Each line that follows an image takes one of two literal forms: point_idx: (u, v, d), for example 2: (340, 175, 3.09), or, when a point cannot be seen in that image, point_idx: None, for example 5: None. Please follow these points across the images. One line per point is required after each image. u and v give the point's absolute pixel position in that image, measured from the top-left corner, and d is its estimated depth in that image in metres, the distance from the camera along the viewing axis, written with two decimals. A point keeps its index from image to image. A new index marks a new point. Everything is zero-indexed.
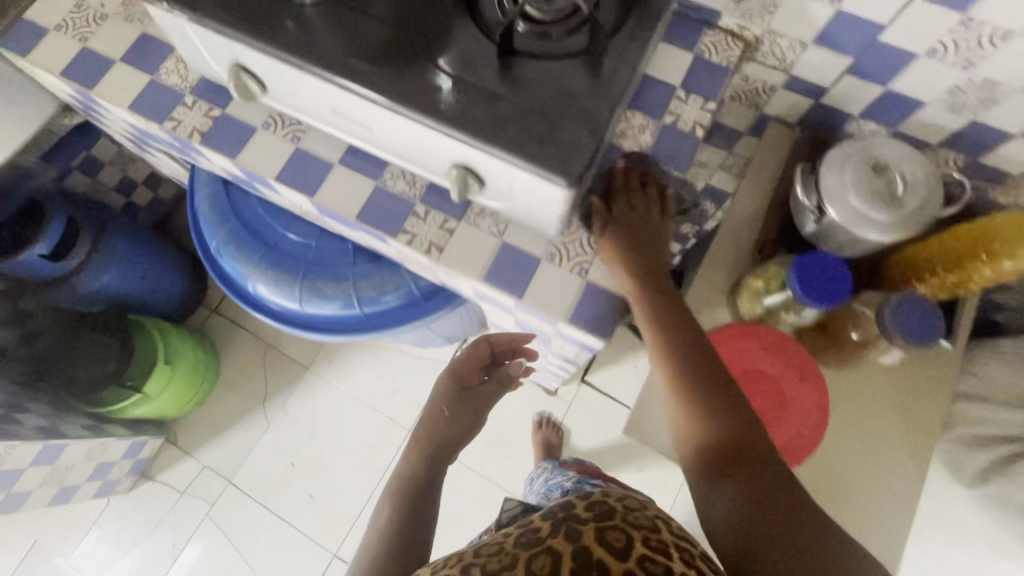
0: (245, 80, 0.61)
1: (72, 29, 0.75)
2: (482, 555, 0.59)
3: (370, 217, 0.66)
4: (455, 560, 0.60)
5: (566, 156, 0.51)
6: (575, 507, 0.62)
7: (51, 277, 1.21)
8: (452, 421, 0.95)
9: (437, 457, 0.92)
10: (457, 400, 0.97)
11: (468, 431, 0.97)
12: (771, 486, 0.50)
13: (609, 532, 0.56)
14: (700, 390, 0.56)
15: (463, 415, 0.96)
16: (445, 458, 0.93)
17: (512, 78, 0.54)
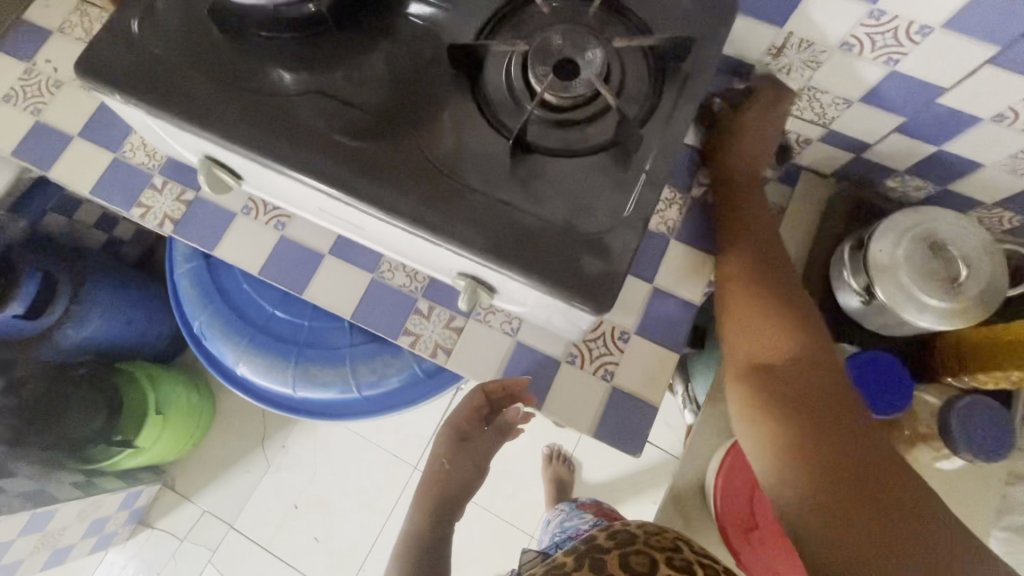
0: (218, 174, 0.53)
1: (22, 99, 0.66)
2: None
3: (367, 315, 0.59)
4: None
5: (594, 281, 0.44)
6: (598, 539, 0.60)
7: (29, 333, 1.11)
8: (450, 478, 0.72)
9: (437, 522, 0.72)
10: (455, 455, 0.72)
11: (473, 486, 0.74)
12: (826, 414, 0.48)
13: (632, 557, 0.53)
14: (779, 309, 0.53)
15: (464, 469, 0.72)
16: (450, 519, 0.73)
17: (527, 180, 0.47)
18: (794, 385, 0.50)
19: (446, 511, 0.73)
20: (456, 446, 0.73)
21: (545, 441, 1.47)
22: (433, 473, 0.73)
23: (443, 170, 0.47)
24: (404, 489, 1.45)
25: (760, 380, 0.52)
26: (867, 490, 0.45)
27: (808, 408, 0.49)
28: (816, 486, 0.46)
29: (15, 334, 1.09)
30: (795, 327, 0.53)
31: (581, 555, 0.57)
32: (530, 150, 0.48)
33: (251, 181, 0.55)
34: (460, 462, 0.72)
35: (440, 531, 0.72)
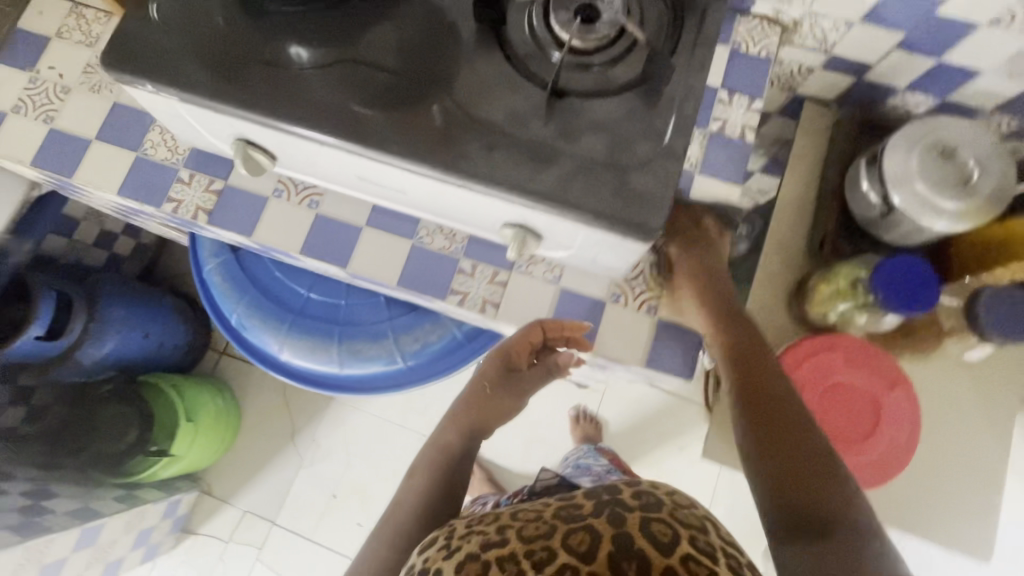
0: (255, 157, 0.54)
1: (33, 108, 0.66)
2: (518, 519, 0.51)
3: (412, 280, 0.61)
4: (489, 520, 0.53)
5: (642, 208, 0.46)
6: (622, 489, 0.52)
7: (54, 355, 1.14)
8: (490, 403, 0.73)
9: (471, 437, 0.73)
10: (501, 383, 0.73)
11: (504, 413, 0.76)
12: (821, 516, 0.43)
13: (654, 524, 0.47)
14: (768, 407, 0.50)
15: (505, 396, 0.74)
16: (481, 435, 0.74)
17: (565, 123, 0.48)
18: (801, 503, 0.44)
19: (480, 428, 0.73)
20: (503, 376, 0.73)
21: (570, 403, 1.51)
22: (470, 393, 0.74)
23: (482, 124, 0.48)
24: None
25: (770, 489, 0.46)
26: None
27: (810, 516, 0.43)
28: None
29: (42, 356, 1.12)
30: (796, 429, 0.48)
31: (598, 504, 0.50)
32: (563, 93, 0.49)
33: (287, 159, 0.56)
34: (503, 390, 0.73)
35: (473, 447, 0.73)
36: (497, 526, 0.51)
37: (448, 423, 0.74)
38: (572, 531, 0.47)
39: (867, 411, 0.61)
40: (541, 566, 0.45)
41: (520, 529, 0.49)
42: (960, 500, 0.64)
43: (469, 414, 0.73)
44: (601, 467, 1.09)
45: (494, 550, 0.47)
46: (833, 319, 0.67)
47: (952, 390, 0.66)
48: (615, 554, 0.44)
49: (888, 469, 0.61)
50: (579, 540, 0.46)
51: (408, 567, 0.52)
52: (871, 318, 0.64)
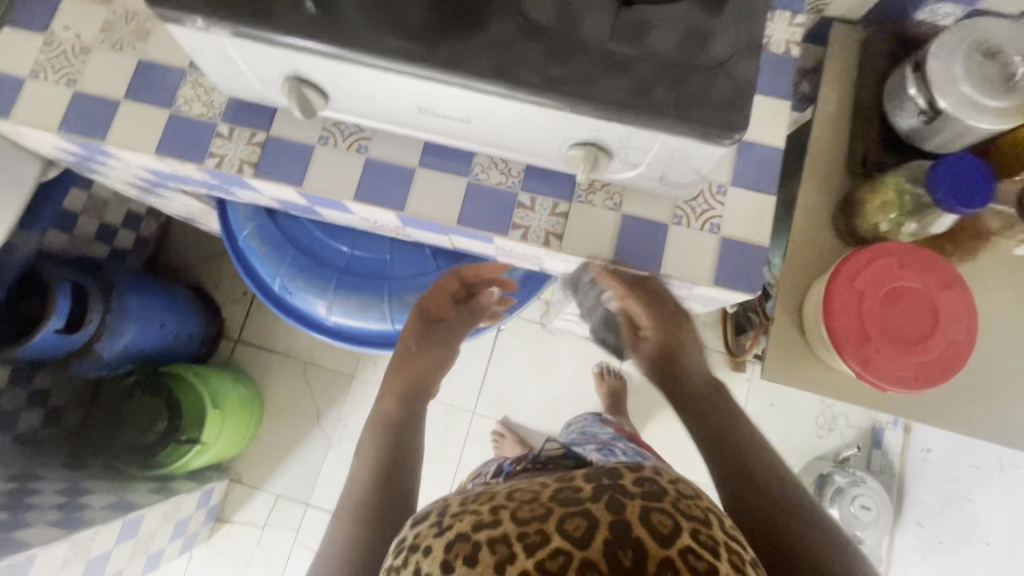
0: (308, 96, 0.53)
1: (52, 72, 0.63)
2: (510, 499, 0.42)
3: (474, 218, 0.60)
4: (483, 498, 0.44)
5: (721, 109, 0.45)
6: (619, 470, 0.44)
7: (71, 347, 1.10)
8: (419, 359, 0.70)
9: (410, 399, 0.68)
10: (424, 336, 0.71)
11: (443, 369, 0.72)
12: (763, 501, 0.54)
13: (655, 515, 0.39)
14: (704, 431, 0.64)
15: (433, 348, 0.71)
16: (425, 395, 0.70)
17: (635, 30, 0.47)
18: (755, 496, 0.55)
19: (421, 388, 0.69)
20: (426, 329, 0.72)
21: (594, 361, 1.53)
22: (397, 357, 0.71)
23: (549, 38, 0.47)
24: (469, 432, 1.52)
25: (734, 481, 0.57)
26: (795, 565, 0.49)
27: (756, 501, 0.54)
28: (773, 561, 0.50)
29: (58, 348, 1.08)
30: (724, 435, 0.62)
31: (596, 486, 0.41)
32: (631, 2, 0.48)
33: (340, 95, 0.54)
34: (428, 342, 0.71)
35: (415, 406, 0.68)
36: (489, 506, 0.42)
37: (384, 389, 0.69)
38: (568, 513, 0.39)
39: (926, 310, 0.62)
40: (533, 550, 0.37)
41: (512, 510, 0.41)
42: (1012, 392, 0.66)
43: (400, 376, 0.69)
44: (607, 434, 1.01)
45: (484, 529, 0.40)
46: (882, 231, 0.68)
47: (997, 289, 0.68)
48: (611, 544, 0.37)
49: (951, 367, 0.61)
50: (574, 526, 0.38)
51: (397, 539, 0.45)
52: (920, 225, 0.65)
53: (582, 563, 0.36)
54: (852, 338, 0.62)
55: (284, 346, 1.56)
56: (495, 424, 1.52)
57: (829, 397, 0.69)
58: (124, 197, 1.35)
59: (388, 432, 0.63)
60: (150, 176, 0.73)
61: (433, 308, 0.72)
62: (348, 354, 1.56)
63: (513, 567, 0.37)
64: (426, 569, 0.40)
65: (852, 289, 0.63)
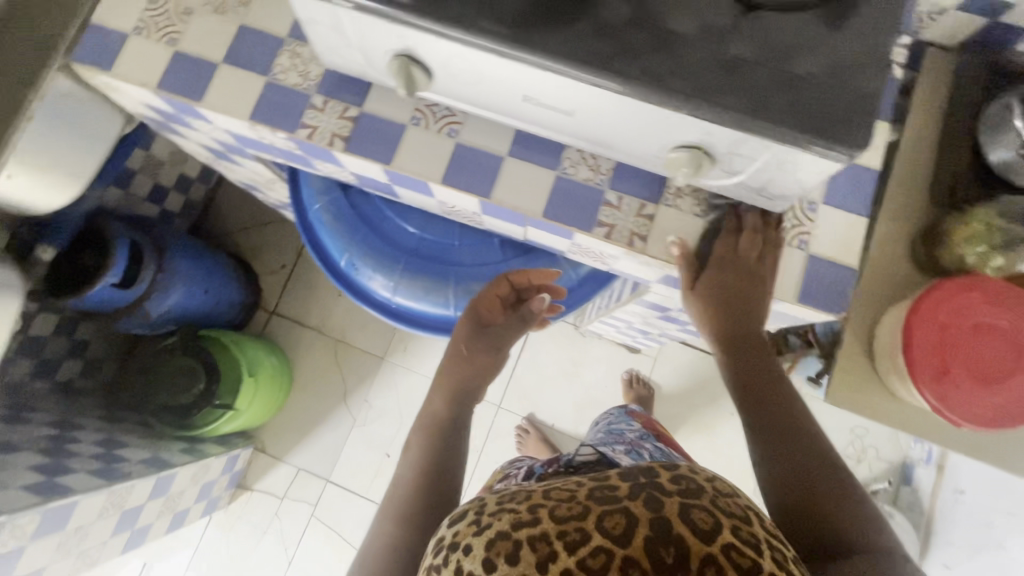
0: (414, 76, 0.53)
1: (155, 30, 0.63)
2: (549, 497, 0.44)
3: (560, 211, 0.60)
4: (520, 497, 0.46)
5: (842, 124, 0.45)
6: (657, 467, 0.46)
7: (123, 302, 1.13)
8: (470, 362, 0.72)
9: (460, 402, 0.71)
10: (474, 339, 0.72)
11: (493, 372, 0.74)
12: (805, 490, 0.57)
13: (694, 512, 0.41)
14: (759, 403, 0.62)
15: (483, 352, 0.73)
16: (474, 395, 0.73)
17: (760, 37, 0.46)
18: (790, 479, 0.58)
19: (470, 390, 0.72)
20: (475, 332, 0.73)
21: (624, 367, 1.53)
22: (449, 358, 0.73)
23: (672, 39, 0.46)
24: (492, 426, 1.52)
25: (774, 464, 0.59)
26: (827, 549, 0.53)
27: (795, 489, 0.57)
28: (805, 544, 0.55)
29: (112, 301, 1.11)
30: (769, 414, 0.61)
31: (633, 485, 0.44)
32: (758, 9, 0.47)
33: (446, 78, 0.54)
34: (479, 346, 0.72)
35: (461, 411, 0.70)
36: (528, 506, 0.44)
37: (433, 393, 0.72)
38: (606, 511, 0.41)
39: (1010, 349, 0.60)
40: (575, 549, 0.39)
41: (552, 508, 0.43)
42: None
43: (450, 380, 0.72)
44: (636, 432, 0.96)
45: (524, 528, 0.42)
46: (966, 263, 0.66)
47: None
48: (651, 540, 0.39)
49: None
50: (614, 524, 0.40)
51: (434, 541, 0.47)
52: (1009, 261, 0.64)
53: (624, 560, 0.38)
54: (928, 369, 0.61)
55: (317, 322, 1.57)
56: (519, 420, 1.52)
57: (887, 426, 0.69)
58: (179, 161, 1.37)
59: (440, 440, 0.67)
60: (231, 142, 0.74)
61: (484, 313, 0.73)
62: (380, 336, 1.57)
63: (555, 565, 0.39)
64: (468, 566, 0.42)
65: (935, 322, 0.62)
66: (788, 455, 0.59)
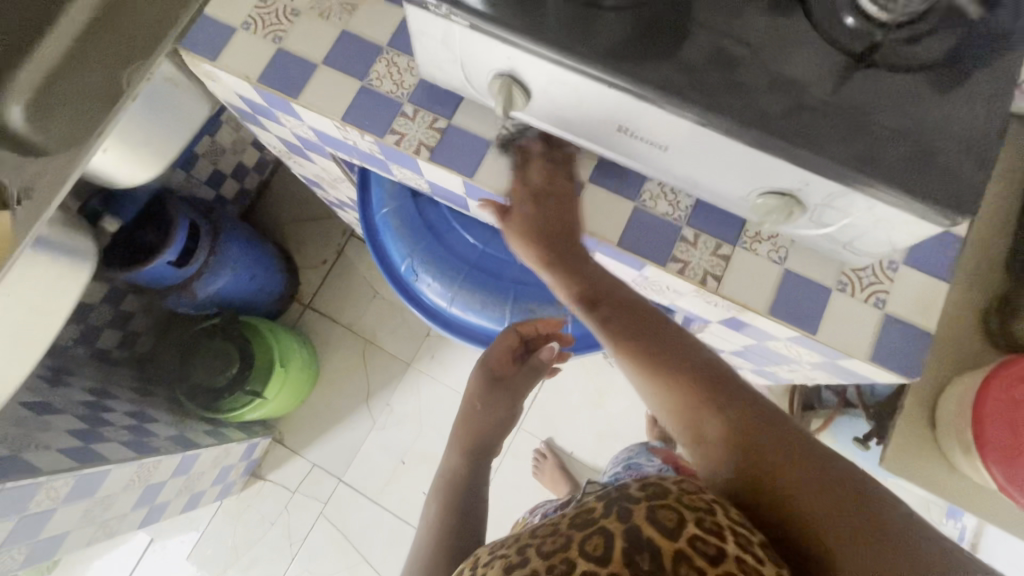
0: (514, 96, 0.54)
1: (262, 27, 0.66)
2: (535, 536, 0.45)
3: (636, 243, 0.60)
4: (511, 542, 0.46)
5: (949, 188, 0.44)
6: (627, 485, 0.47)
7: (175, 279, 1.16)
8: (486, 416, 0.69)
9: (477, 458, 0.69)
10: (488, 392, 0.70)
11: (509, 427, 0.71)
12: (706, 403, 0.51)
13: (659, 512, 0.42)
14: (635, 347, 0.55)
15: (498, 408, 0.70)
16: (489, 453, 0.70)
17: (870, 93, 0.47)
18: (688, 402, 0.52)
19: (487, 445, 0.69)
20: (488, 389, 0.70)
21: None
22: (463, 415, 0.71)
23: (780, 86, 0.47)
24: (510, 446, 1.51)
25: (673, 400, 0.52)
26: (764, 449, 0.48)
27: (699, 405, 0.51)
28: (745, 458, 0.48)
29: (164, 278, 1.14)
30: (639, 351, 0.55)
31: (606, 503, 0.44)
32: (868, 66, 0.47)
33: (542, 102, 0.55)
34: (494, 400, 0.70)
35: (480, 464, 0.69)
36: (515, 550, 0.44)
37: (450, 447, 0.70)
38: (586, 535, 0.41)
39: None
40: None
41: (538, 546, 0.43)
42: None
43: (466, 435, 0.69)
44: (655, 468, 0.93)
45: (515, 569, 0.41)
46: None
47: None
48: (628, 550, 0.39)
49: None
50: (594, 545, 0.40)
51: None
52: None
53: None
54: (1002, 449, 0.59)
55: (349, 321, 1.58)
56: (538, 444, 1.51)
57: (939, 496, 0.68)
58: (240, 150, 1.41)
59: (456, 499, 0.65)
60: (311, 138, 0.76)
61: (496, 367, 0.71)
62: (409, 342, 1.57)
63: None
64: None
65: (1007, 400, 0.59)
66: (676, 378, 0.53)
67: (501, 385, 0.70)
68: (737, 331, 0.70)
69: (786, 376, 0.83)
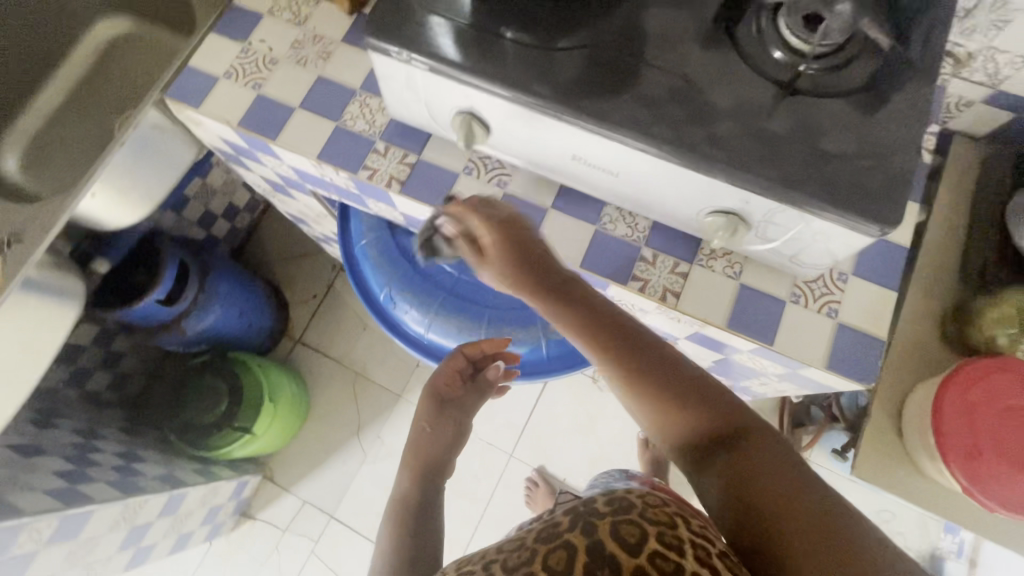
0: (475, 130, 0.58)
1: (243, 76, 0.71)
2: (501, 552, 0.47)
3: (597, 264, 0.63)
4: (478, 556, 0.48)
5: (875, 202, 0.48)
6: (595, 500, 0.49)
7: (164, 318, 1.18)
8: (434, 439, 0.71)
9: (428, 483, 0.71)
10: (436, 416, 0.72)
11: (459, 445, 0.74)
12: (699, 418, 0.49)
13: (622, 527, 0.43)
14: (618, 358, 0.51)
15: (447, 428, 0.72)
16: (439, 477, 0.72)
17: (798, 116, 0.50)
18: (677, 416, 0.49)
19: (437, 468, 0.72)
20: (437, 412, 0.72)
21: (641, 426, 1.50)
22: (415, 438, 0.72)
23: (716, 115, 0.51)
24: (502, 475, 1.50)
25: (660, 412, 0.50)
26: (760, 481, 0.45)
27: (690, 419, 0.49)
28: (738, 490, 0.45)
29: (154, 318, 1.16)
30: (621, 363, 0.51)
31: (573, 518, 0.46)
32: (796, 92, 0.51)
33: (502, 135, 0.59)
34: (441, 423, 0.72)
35: (434, 488, 0.71)
36: (481, 565, 0.46)
37: (401, 473, 0.72)
38: (550, 550, 0.43)
39: None
40: None
41: (504, 561, 0.45)
42: None
43: (416, 459, 0.71)
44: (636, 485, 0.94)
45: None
46: (997, 344, 0.66)
47: None
48: (589, 565, 0.41)
49: None
50: (556, 560, 0.42)
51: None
52: None
53: None
54: (959, 447, 0.61)
55: (339, 354, 1.60)
56: (529, 472, 1.50)
57: (909, 501, 0.68)
58: (230, 191, 1.46)
59: (407, 524, 0.67)
60: (292, 177, 0.80)
61: (443, 391, 0.72)
62: (399, 373, 1.58)
63: None
64: None
65: (963, 403, 0.61)
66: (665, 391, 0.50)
67: (448, 406, 0.72)
68: (705, 346, 0.72)
69: (760, 390, 0.84)
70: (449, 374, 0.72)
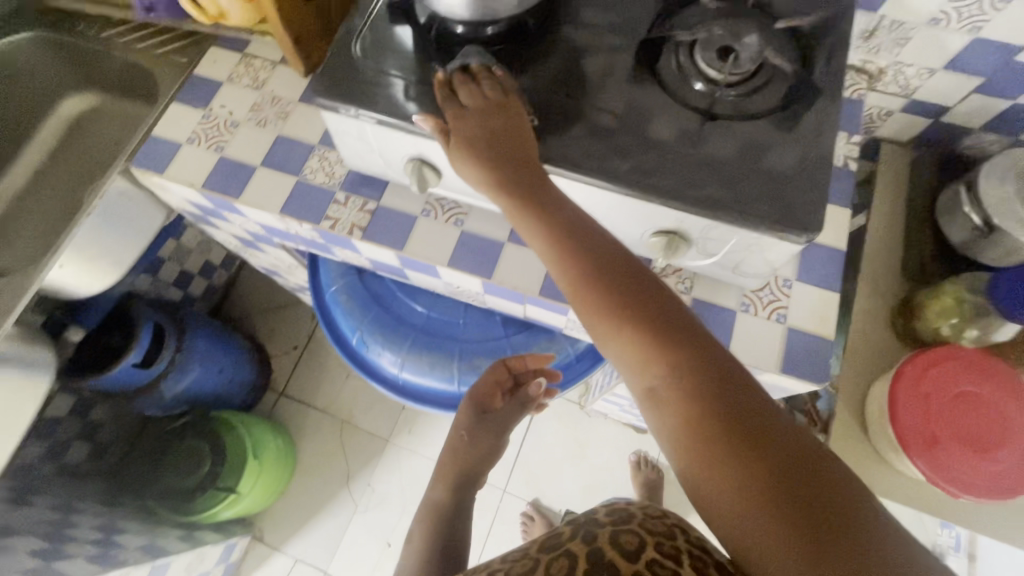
0: (426, 175, 0.61)
1: (205, 140, 0.74)
2: (506, 561, 0.47)
3: (554, 291, 0.65)
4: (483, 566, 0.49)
5: (796, 211, 0.51)
6: (596, 511, 0.49)
7: (141, 382, 1.17)
8: (472, 448, 0.73)
9: (461, 488, 0.72)
10: (475, 426, 0.73)
11: (493, 457, 0.75)
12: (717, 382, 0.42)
13: (622, 536, 0.43)
14: (614, 298, 0.46)
15: (484, 440, 0.73)
16: (473, 484, 0.74)
17: (721, 138, 0.55)
18: (687, 372, 0.43)
19: (469, 476, 0.73)
20: (476, 421, 0.74)
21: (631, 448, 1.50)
22: (451, 446, 0.74)
23: (645, 142, 0.54)
24: (497, 512, 1.47)
25: (667, 366, 0.43)
26: (792, 479, 0.37)
27: (705, 378, 0.42)
28: (757, 484, 0.37)
29: (131, 381, 1.15)
30: (617, 303, 0.46)
31: (577, 529, 0.47)
32: (716, 117, 0.55)
33: (453, 177, 0.62)
34: (480, 433, 0.73)
35: (465, 499, 0.73)
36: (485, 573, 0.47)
37: (435, 482, 0.74)
38: (552, 559, 0.44)
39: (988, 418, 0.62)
40: None
41: (507, 569, 0.45)
42: None
43: (451, 467, 0.73)
44: None
45: None
46: (942, 333, 0.69)
47: None
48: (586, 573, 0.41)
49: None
50: (558, 566, 0.42)
51: None
52: (982, 331, 0.66)
53: None
54: (919, 436, 0.63)
55: (323, 403, 1.59)
56: (524, 506, 1.48)
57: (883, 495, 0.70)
58: (205, 250, 1.48)
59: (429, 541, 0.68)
60: (260, 232, 0.82)
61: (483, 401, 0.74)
62: (386, 417, 1.57)
63: None
64: None
65: (917, 393, 0.64)
66: (671, 342, 0.44)
67: (487, 418, 0.73)
68: None
69: None
70: (491, 385, 0.74)
